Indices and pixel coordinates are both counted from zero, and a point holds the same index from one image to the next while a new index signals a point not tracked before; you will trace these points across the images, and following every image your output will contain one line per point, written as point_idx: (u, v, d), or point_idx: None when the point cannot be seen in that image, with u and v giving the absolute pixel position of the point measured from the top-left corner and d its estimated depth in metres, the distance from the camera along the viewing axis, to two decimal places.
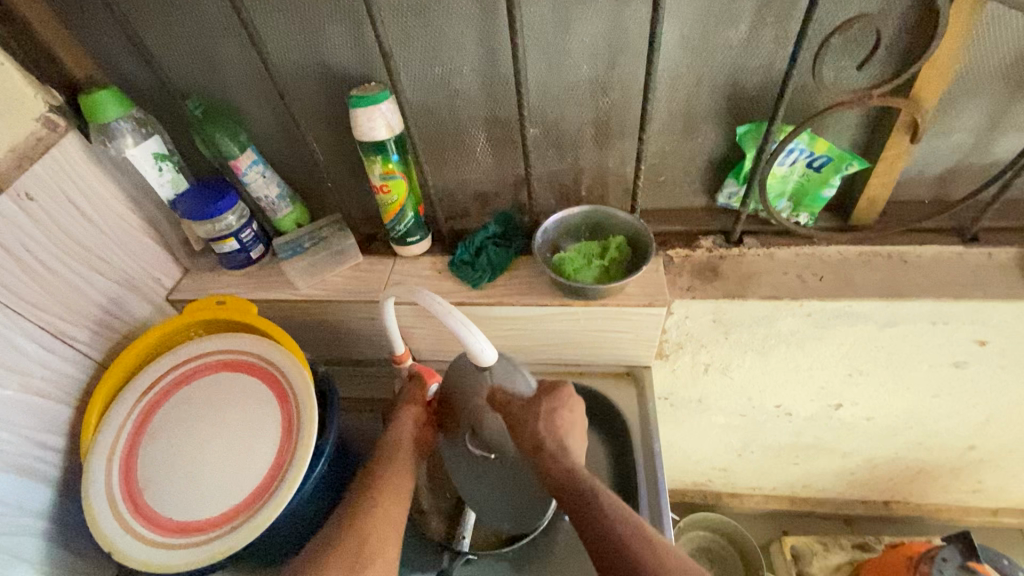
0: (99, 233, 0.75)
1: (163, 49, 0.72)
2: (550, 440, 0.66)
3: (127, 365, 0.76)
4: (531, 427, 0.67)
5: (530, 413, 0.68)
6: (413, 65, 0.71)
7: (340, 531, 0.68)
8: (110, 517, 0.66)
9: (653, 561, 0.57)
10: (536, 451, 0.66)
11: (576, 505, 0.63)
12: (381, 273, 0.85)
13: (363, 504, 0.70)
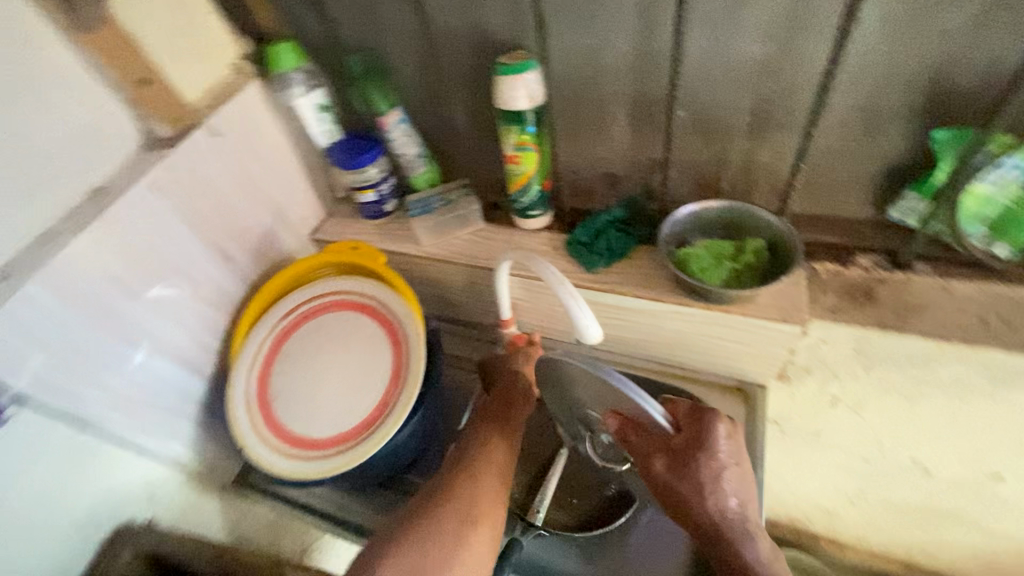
0: (266, 172, 0.85)
1: (337, 6, 0.76)
2: (694, 508, 0.65)
3: (274, 291, 0.85)
4: (672, 494, 0.65)
5: (673, 480, 0.65)
6: (565, 35, 0.69)
7: (443, 508, 0.68)
8: (247, 419, 0.77)
9: None
10: (675, 511, 0.67)
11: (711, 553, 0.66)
12: (499, 242, 0.87)
13: (466, 480, 0.70)
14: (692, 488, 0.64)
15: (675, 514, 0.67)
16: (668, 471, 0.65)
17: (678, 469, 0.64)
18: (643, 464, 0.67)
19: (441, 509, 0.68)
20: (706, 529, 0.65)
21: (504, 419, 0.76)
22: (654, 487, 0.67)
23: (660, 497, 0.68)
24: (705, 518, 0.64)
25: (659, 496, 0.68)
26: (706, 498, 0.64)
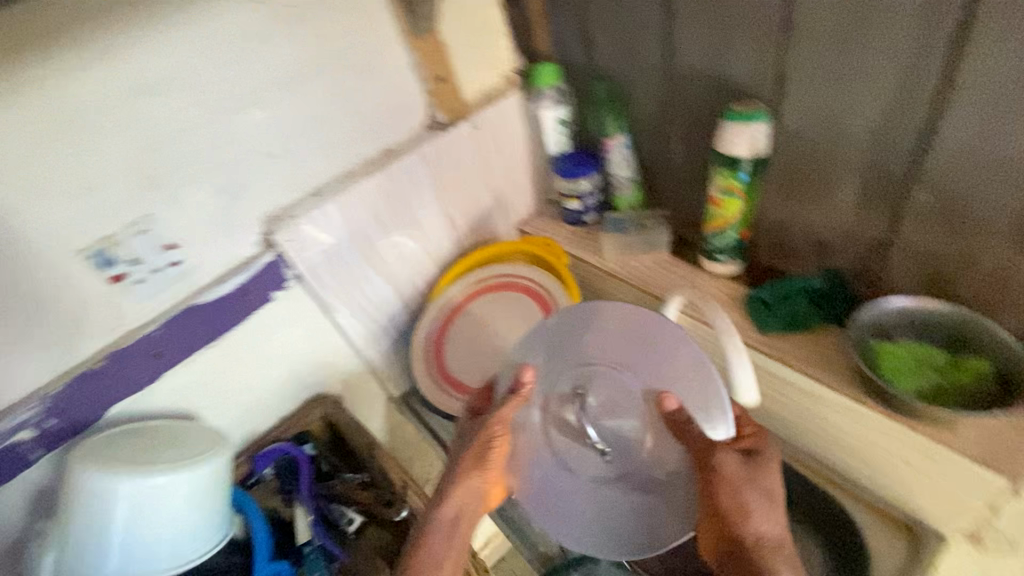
0: (502, 165, 1.00)
1: (600, 38, 0.88)
2: (750, 513, 0.62)
3: (472, 261, 1.00)
4: (737, 500, 0.62)
5: (743, 484, 0.62)
6: (806, 93, 0.68)
7: (407, 564, 0.68)
8: (425, 354, 0.96)
9: None
10: (730, 517, 0.63)
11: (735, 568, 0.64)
12: (678, 276, 0.89)
13: (426, 545, 0.69)
14: (756, 497, 0.62)
15: (714, 518, 0.65)
16: (741, 467, 0.62)
17: (745, 472, 0.62)
18: (716, 457, 0.62)
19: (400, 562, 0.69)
20: (748, 541, 0.63)
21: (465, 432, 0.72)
22: (713, 482, 0.63)
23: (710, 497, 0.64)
24: (759, 532, 0.63)
25: (712, 502, 0.64)
26: (761, 505, 0.63)
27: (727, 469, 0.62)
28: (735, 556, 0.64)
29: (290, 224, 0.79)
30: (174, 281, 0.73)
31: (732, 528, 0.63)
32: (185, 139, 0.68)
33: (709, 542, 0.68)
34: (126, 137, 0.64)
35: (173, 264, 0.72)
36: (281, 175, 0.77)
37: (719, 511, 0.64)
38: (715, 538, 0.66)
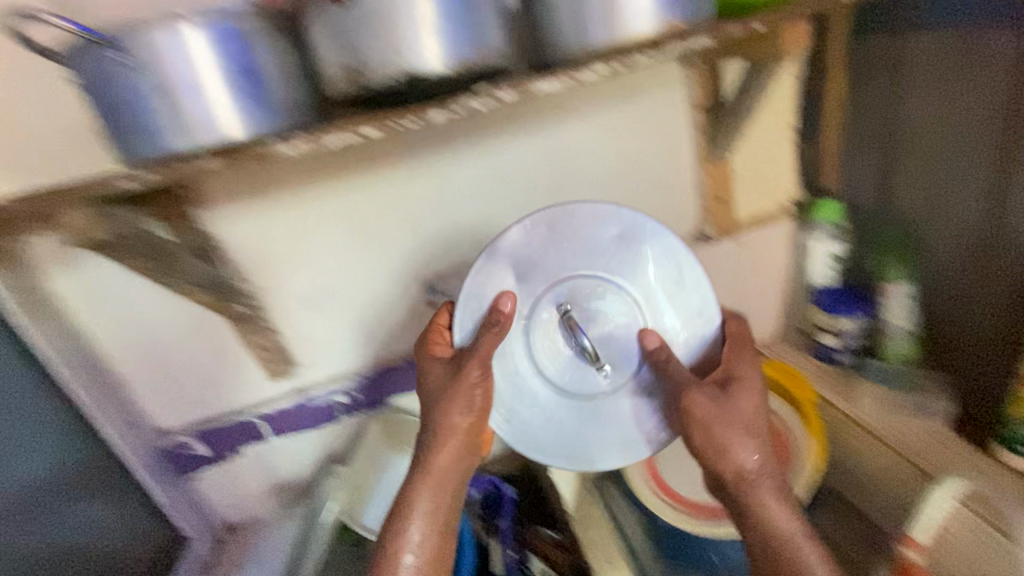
0: (755, 285, 1.01)
1: (904, 184, 0.86)
2: (753, 485, 0.64)
3: None
4: (721, 437, 0.64)
5: (738, 440, 0.64)
6: None
7: (423, 509, 0.67)
8: None
9: None
10: (746, 495, 0.64)
11: (758, 542, 0.63)
12: (960, 458, 0.76)
13: (433, 500, 0.67)
14: (744, 445, 0.64)
15: (739, 502, 0.65)
16: (741, 434, 0.64)
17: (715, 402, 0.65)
18: (688, 398, 0.65)
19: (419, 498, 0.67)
20: (758, 508, 0.63)
21: (439, 384, 0.68)
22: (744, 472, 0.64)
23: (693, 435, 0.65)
24: (762, 497, 0.64)
25: (700, 441, 0.65)
26: (768, 484, 0.64)
27: (693, 397, 0.65)
28: (749, 528, 0.64)
29: None
30: None
31: (736, 488, 0.65)
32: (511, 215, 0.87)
33: (750, 546, 0.64)
34: (475, 207, 0.85)
35: None
36: None
37: (707, 454, 0.65)
38: (749, 532, 0.64)
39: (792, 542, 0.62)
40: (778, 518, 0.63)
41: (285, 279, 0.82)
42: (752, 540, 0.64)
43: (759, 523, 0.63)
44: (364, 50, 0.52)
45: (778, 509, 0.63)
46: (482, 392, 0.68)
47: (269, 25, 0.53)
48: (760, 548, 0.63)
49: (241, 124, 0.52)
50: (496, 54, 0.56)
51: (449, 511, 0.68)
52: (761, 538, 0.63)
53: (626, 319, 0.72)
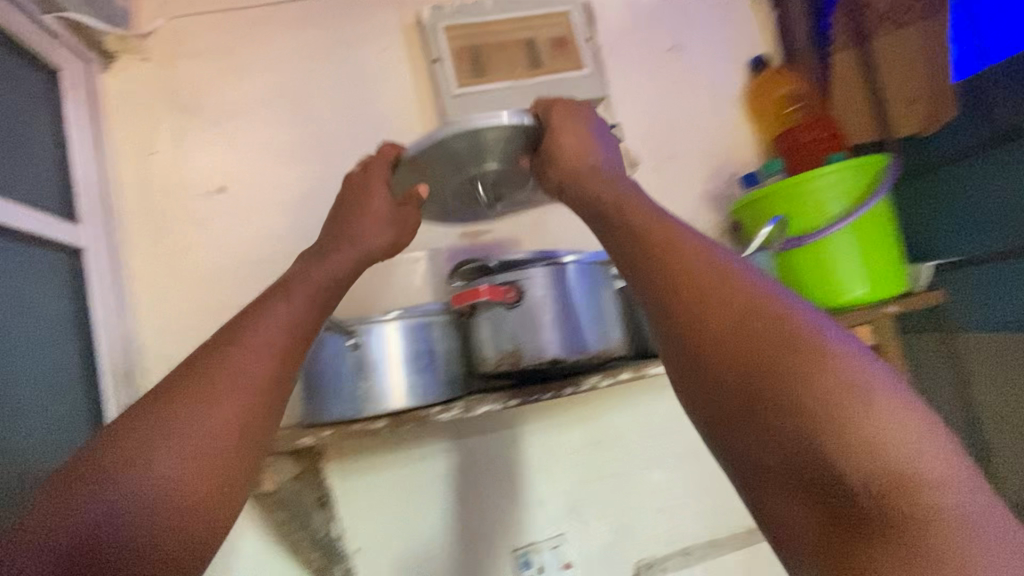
0: None
1: (1009, 468, 0.80)
2: (837, 370, 0.34)
3: None
4: (739, 307, 0.38)
5: (814, 321, 0.36)
6: None
7: (145, 535, 0.36)
8: None
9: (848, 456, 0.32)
10: (796, 386, 0.34)
11: (788, 463, 0.33)
12: None
13: (168, 430, 0.39)
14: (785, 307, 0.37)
15: (757, 398, 0.35)
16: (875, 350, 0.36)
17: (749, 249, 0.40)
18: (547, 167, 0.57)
19: (128, 473, 0.37)
20: (847, 404, 0.33)
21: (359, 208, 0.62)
22: (816, 357, 0.34)
23: (688, 330, 0.39)
24: (861, 374, 0.34)
25: (717, 338, 0.37)
26: (876, 366, 0.35)
27: (637, 214, 0.47)
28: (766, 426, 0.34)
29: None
30: None
31: (793, 392, 0.34)
32: (608, 483, 0.89)
33: (765, 463, 0.34)
34: (578, 472, 0.87)
35: None
36: (665, 526, 0.90)
37: (715, 356, 0.37)
38: (776, 449, 0.34)
39: (916, 450, 0.32)
40: (905, 425, 0.32)
41: (380, 544, 0.80)
42: (769, 454, 0.34)
43: (765, 382, 0.35)
44: (521, 342, 0.65)
45: (902, 408, 0.33)
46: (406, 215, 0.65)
47: (447, 319, 0.68)
48: (763, 469, 0.34)
49: (406, 395, 0.62)
50: (617, 346, 0.69)
51: (159, 543, 0.36)
52: (804, 448, 0.33)
53: (448, 147, 0.57)
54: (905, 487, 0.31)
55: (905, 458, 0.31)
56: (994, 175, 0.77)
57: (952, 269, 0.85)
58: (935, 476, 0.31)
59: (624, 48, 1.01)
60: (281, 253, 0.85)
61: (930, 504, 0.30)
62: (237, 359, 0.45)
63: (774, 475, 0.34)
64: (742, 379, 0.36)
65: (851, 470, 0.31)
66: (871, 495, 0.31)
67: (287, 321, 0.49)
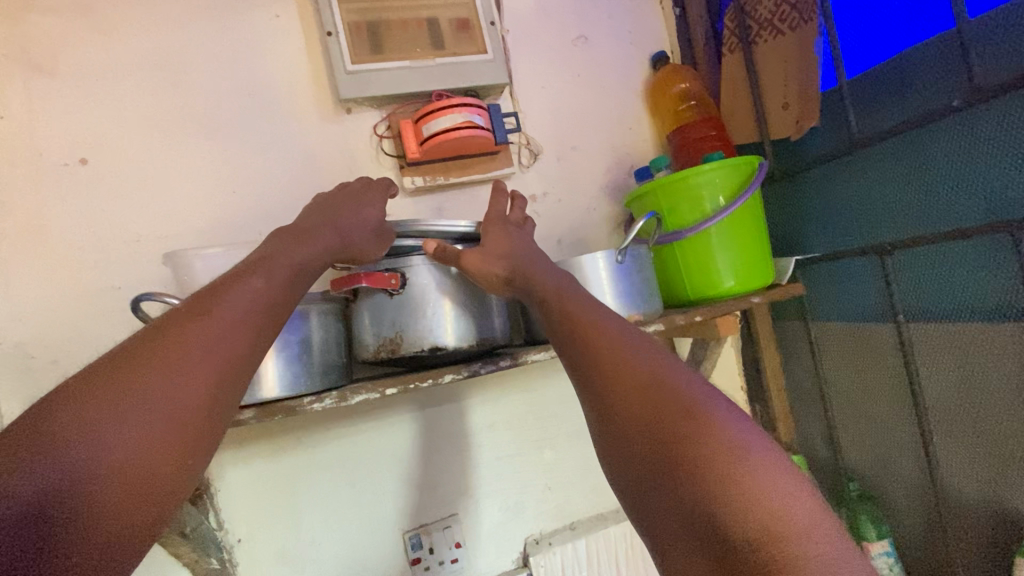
0: None
1: (851, 444, 0.91)
2: (718, 427, 0.38)
3: None
4: (643, 377, 0.42)
5: (699, 387, 0.41)
6: None
7: (83, 511, 0.33)
8: None
9: (727, 508, 0.34)
10: (686, 445, 0.37)
11: (683, 517, 0.36)
12: None
13: (118, 406, 0.36)
14: (693, 382, 0.42)
15: (659, 453, 0.38)
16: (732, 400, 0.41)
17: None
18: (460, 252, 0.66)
19: (71, 450, 0.34)
20: (728, 462, 0.36)
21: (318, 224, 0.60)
22: (705, 421, 0.38)
23: (605, 389, 0.43)
24: (739, 439, 0.37)
25: (634, 398, 0.41)
26: (746, 428, 0.39)
27: (568, 296, 0.54)
28: (663, 474, 0.37)
29: (545, 552, 0.91)
30: None
31: (686, 445, 0.37)
32: (500, 465, 0.92)
33: (661, 508, 0.37)
34: (471, 456, 0.90)
35: (453, 561, 0.88)
36: (554, 504, 0.95)
37: (625, 418, 0.41)
38: (673, 503, 0.36)
39: (784, 504, 0.35)
40: (777, 483, 0.36)
41: (265, 533, 0.79)
42: (666, 505, 0.37)
43: (667, 440, 0.38)
44: (397, 329, 0.65)
45: (774, 468, 0.36)
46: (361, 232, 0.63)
47: (327, 304, 0.67)
48: (665, 520, 0.37)
49: (276, 384, 0.61)
50: (498, 334, 0.71)
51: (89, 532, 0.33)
52: (698, 501, 0.35)
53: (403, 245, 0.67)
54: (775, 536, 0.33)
55: (774, 511, 0.34)
56: (851, 177, 0.84)
57: (816, 261, 0.92)
58: (800, 530, 0.34)
59: (530, 34, 1.01)
60: (155, 233, 0.79)
61: (796, 552, 0.33)
62: (200, 337, 0.42)
63: (670, 527, 0.36)
64: (651, 439, 0.39)
65: (737, 520, 0.34)
66: (748, 543, 0.33)
67: (268, 298, 0.48)
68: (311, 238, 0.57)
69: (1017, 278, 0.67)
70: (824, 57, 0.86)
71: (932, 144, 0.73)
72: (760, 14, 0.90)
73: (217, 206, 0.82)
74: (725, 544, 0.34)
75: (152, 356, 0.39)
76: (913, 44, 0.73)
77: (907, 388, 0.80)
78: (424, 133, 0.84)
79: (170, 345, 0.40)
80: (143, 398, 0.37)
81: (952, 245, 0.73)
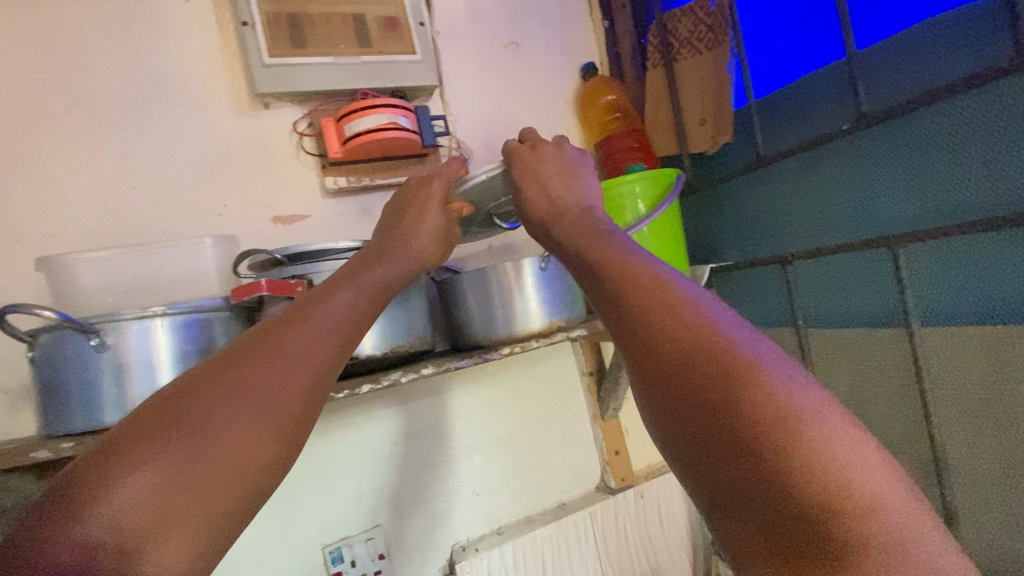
0: (661, 533, 1.05)
1: None
2: (782, 388, 0.32)
3: None
4: (695, 323, 0.36)
5: (754, 341, 0.35)
6: (993, 532, 0.67)
7: (183, 503, 0.33)
8: None
9: (802, 476, 0.29)
10: (748, 405, 0.31)
11: (744, 490, 0.30)
12: None
13: (225, 403, 0.37)
14: (746, 333, 0.36)
15: (714, 407, 0.32)
16: (791, 355, 0.34)
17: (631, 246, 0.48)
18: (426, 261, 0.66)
19: (182, 442, 0.34)
20: (803, 426, 0.31)
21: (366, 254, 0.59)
22: (772, 380, 0.32)
23: (648, 343, 0.37)
24: (808, 403, 0.31)
25: (683, 354, 0.35)
26: (814, 389, 0.33)
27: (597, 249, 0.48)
28: (723, 439, 0.32)
29: (472, 558, 0.90)
30: None
31: (748, 406, 0.31)
32: (428, 473, 0.90)
33: (719, 480, 0.31)
34: (395, 465, 0.88)
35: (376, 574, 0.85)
36: (482, 510, 0.95)
37: (677, 368, 0.35)
38: (726, 468, 0.31)
39: (872, 476, 0.30)
40: (851, 453, 0.30)
41: None
42: (722, 479, 0.31)
43: (726, 395, 0.32)
44: None
45: (848, 436, 0.31)
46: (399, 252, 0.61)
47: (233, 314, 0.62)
48: (723, 492, 0.31)
49: None
50: (420, 342, 0.69)
51: (189, 520, 0.33)
52: (766, 473, 0.30)
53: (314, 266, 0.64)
54: (851, 511, 0.28)
55: (847, 482, 0.29)
56: (761, 189, 0.89)
57: (730, 270, 0.98)
58: (877, 502, 0.29)
59: (461, 37, 1.00)
60: (38, 233, 0.72)
61: (865, 527, 0.28)
62: (297, 344, 0.42)
63: (727, 504, 0.31)
64: (706, 399, 0.33)
65: (808, 494, 0.29)
66: (816, 513, 0.29)
67: (357, 312, 0.49)
68: (365, 263, 0.57)
69: (894, 284, 0.74)
70: (736, 78, 0.92)
71: (830, 159, 0.79)
72: (681, 32, 0.95)
73: (114, 205, 0.75)
74: (798, 522, 0.29)
75: (252, 355, 0.40)
76: (811, 70, 0.80)
77: None
78: (346, 133, 0.81)
79: (269, 343, 0.41)
80: (247, 391, 0.38)
81: (842, 255, 0.79)
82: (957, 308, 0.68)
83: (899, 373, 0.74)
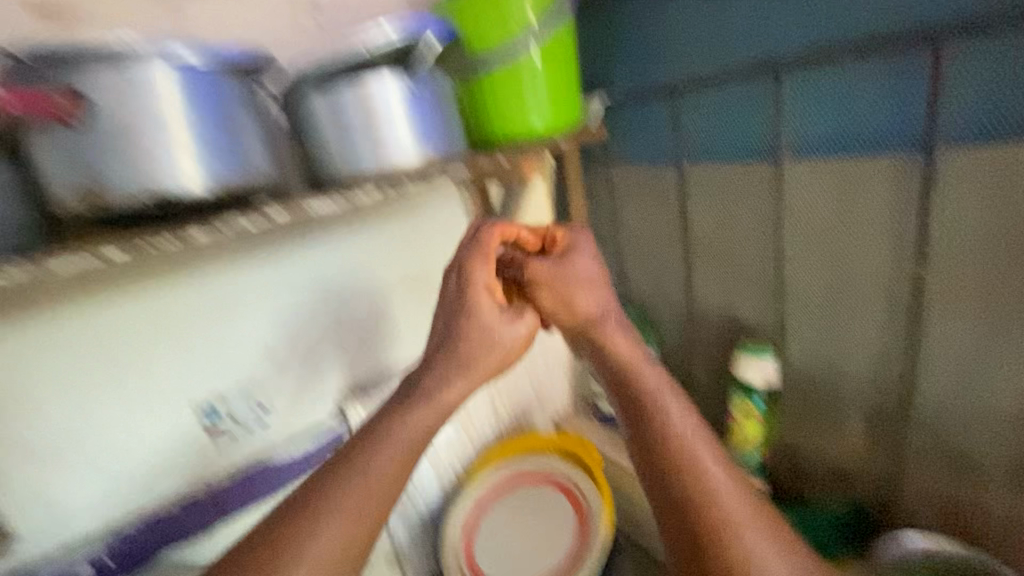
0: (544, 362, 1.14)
1: (637, 276, 1.05)
2: (704, 477, 0.56)
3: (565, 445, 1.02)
4: (660, 421, 0.60)
5: (693, 434, 0.59)
6: (808, 342, 0.79)
7: None
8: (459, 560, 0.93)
9: (712, 529, 0.54)
10: (689, 485, 0.56)
11: (684, 536, 0.55)
12: None
13: (312, 524, 0.49)
14: (682, 420, 0.60)
15: (676, 488, 0.57)
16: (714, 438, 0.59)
17: (616, 321, 0.67)
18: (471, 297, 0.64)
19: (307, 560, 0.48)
20: (709, 503, 0.55)
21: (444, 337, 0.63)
22: (699, 470, 0.57)
23: (638, 427, 0.61)
24: (723, 484, 0.56)
25: (659, 443, 0.59)
26: (727, 479, 0.57)
27: (566, 313, 0.66)
28: (674, 504, 0.56)
29: (359, 400, 0.91)
30: (257, 440, 0.84)
31: (690, 486, 0.56)
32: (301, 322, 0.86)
33: (671, 528, 0.56)
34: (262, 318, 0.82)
35: (259, 422, 0.84)
36: (368, 355, 0.94)
37: (659, 455, 0.58)
38: (664, 489, 0.57)
39: (756, 530, 0.54)
40: (742, 511, 0.55)
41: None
42: (677, 530, 0.56)
43: (678, 478, 0.57)
44: (102, 171, 0.49)
45: (743, 503, 0.55)
46: (495, 351, 0.63)
47: None
48: (675, 537, 0.56)
49: None
50: (263, 177, 0.58)
51: None
52: (693, 528, 0.55)
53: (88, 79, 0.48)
54: (737, 549, 0.52)
55: (724, 531, 0.53)
56: (660, 10, 0.82)
57: (622, 105, 0.94)
58: (749, 545, 0.53)
59: None
60: None
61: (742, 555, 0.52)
62: (376, 454, 0.54)
63: (676, 537, 0.56)
64: (665, 475, 0.58)
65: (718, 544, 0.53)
66: (716, 550, 0.53)
67: (432, 407, 0.58)
68: (467, 363, 0.61)
69: (773, 120, 0.74)
70: None
71: None
72: None
73: None
74: (704, 553, 0.53)
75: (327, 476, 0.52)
76: None
77: (683, 227, 0.91)
78: None
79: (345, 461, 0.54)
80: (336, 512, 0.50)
81: (731, 85, 0.77)
82: (821, 142, 0.70)
83: (763, 208, 0.78)
